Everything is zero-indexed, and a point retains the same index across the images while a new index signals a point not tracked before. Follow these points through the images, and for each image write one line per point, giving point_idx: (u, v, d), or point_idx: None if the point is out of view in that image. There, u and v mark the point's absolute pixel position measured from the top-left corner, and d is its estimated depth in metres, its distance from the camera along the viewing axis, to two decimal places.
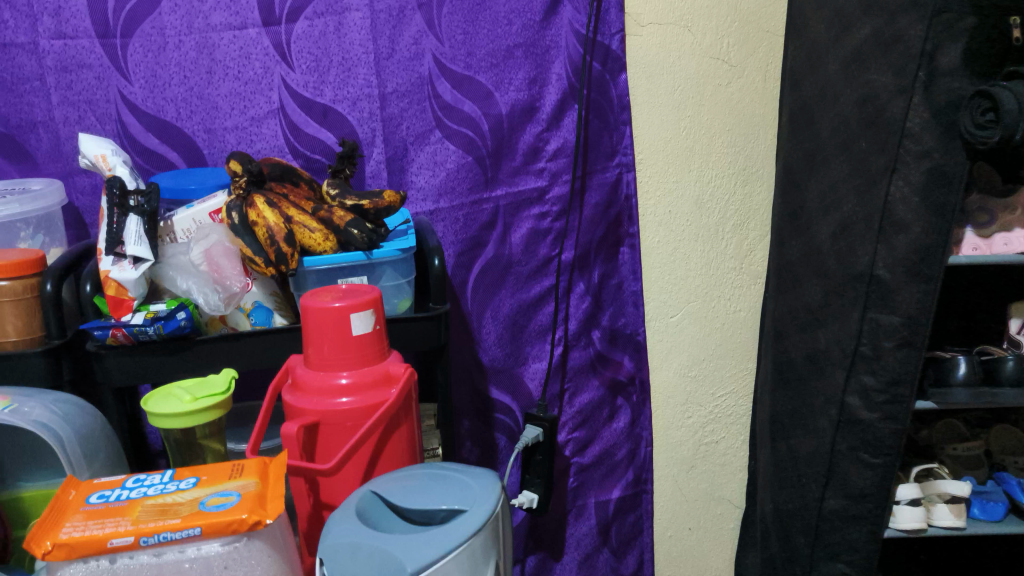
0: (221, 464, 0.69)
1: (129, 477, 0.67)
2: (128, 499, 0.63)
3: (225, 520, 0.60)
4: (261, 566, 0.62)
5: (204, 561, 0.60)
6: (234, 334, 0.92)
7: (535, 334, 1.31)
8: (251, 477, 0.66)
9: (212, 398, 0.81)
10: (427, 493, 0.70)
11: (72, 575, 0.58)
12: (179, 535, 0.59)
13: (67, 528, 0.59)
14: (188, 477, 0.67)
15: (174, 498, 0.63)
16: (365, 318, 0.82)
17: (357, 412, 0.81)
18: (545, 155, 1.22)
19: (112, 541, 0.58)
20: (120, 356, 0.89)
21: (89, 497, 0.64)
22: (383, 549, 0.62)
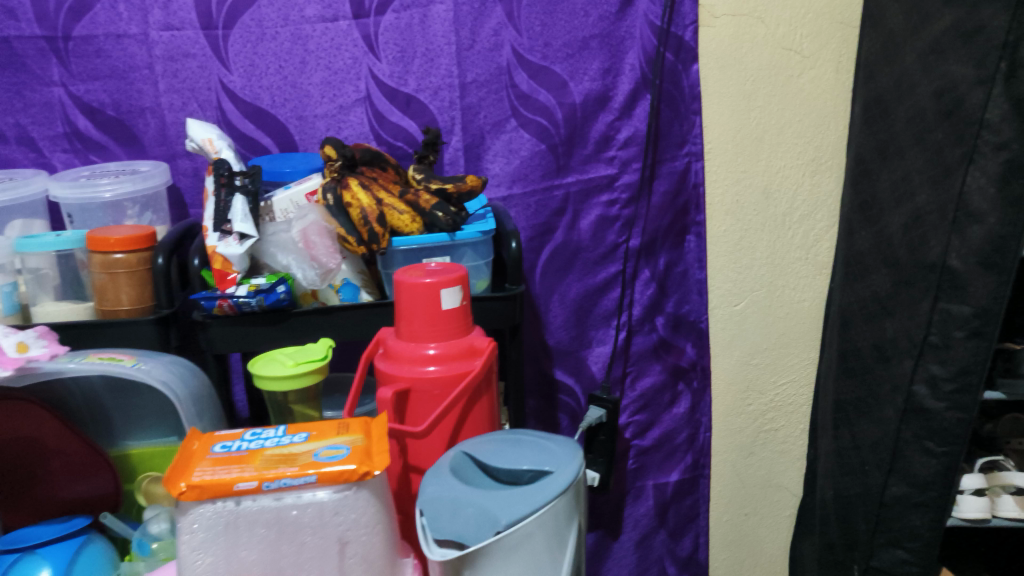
0: (327, 422, 0.75)
1: (246, 431, 0.74)
2: (248, 449, 0.69)
3: (338, 470, 0.66)
4: (367, 514, 0.68)
5: (317, 507, 0.66)
6: (327, 308, 0.98)
7: (600, 319, 1.32)
8: (357, 434, 0.72)
9: (312, 363, 0.86)
10: (515, 456, 0.75)
11: (203, 513, 0.65)
12: (297, 481, 0.65)
13: (198, 472, 0.66)
14: (299, 432, 0.73)
15: (290, 449, 0.69)
16: (453, 294, 0.87)
17: (444, 382, 0.86)
18: (616, 144, 1.25)
19: (238, 484, 0.64)
20: (224, 326, 0.96)
21: (213, 446, 0.70)
22: (478, 504, 0.67)
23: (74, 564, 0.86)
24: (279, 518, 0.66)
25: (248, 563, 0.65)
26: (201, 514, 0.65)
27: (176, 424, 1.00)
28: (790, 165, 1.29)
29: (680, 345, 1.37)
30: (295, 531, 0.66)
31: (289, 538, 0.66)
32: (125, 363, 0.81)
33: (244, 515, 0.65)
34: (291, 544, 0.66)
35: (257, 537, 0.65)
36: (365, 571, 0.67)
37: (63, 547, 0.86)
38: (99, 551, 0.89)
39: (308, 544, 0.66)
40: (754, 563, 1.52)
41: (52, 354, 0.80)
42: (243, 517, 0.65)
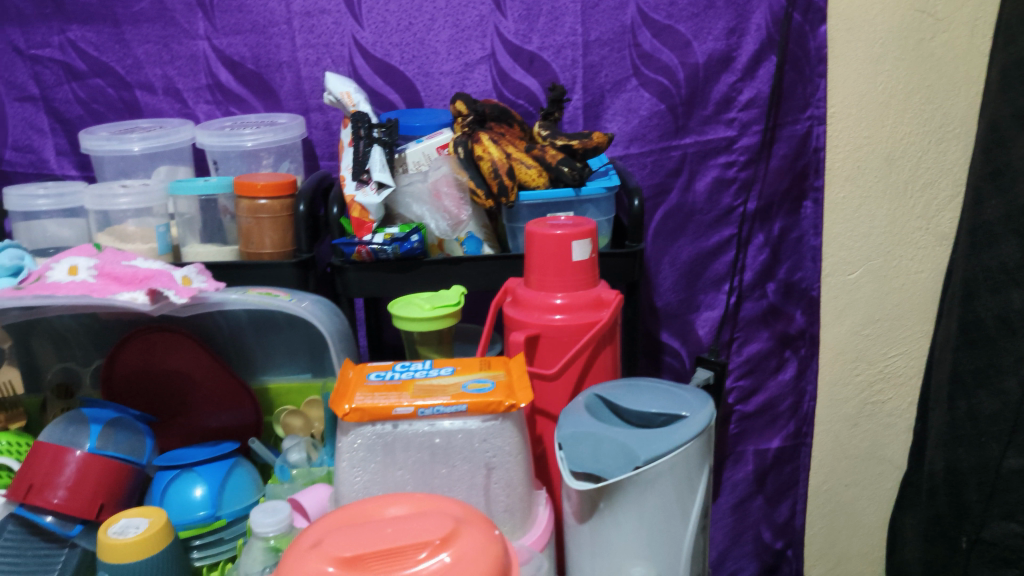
0: (469, 359, 0.79)
1: (395, 364, 0.79)
2: (401, 379, 0.74)
3: (487, 401, 0.69)
4: (512, 443, 0.71)
5: (467, 434, 0.70)
6: (455, 258, 1.01)
7: (710, 283, 1.33)
8: (499, 371, 0.76)
9: (448, 308, 0.90)
10: (646, 399, 0.77)
11: (364, 435, 0.70)
12: (449, 409, 0.69)
13: (358, 396, 0.71)
14: (445, 366, 0.77)
15: (439, 381, 0.74)
16: (583, 246, 0.89)
17: (571, 330, 0.89)
18: (737, 105, 1.24)
19: (396, 410, 0.69)
20: (360, 271, 1.01)
21: (368, 375, 0.75)
22: (616, 439, 0.70)
23: (225, 482, 0.93)
24: (432, 442, 0.70)
25: (405, 480, 0.71)
26: (363, 435, 0.70)
27: (307, 363, 1.06)
28: (918, 133, 1.25)
29: (790, 313, 1.36)
30: (446, 455, 0.70)
31: (441, 461, 0.70)
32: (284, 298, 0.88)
33: (401, 437, 0.70)
34: (443, 467, 0.70)
35: (413, 458, 0.70)
36: (509, 496, 0.71)
37: (215, 467, 0.94)
38: (246, 474, 0.96)
39: (457, 468, 0.70)
40: (851, 534, 1.49)
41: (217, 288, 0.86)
42: (400, 440, 0.70)
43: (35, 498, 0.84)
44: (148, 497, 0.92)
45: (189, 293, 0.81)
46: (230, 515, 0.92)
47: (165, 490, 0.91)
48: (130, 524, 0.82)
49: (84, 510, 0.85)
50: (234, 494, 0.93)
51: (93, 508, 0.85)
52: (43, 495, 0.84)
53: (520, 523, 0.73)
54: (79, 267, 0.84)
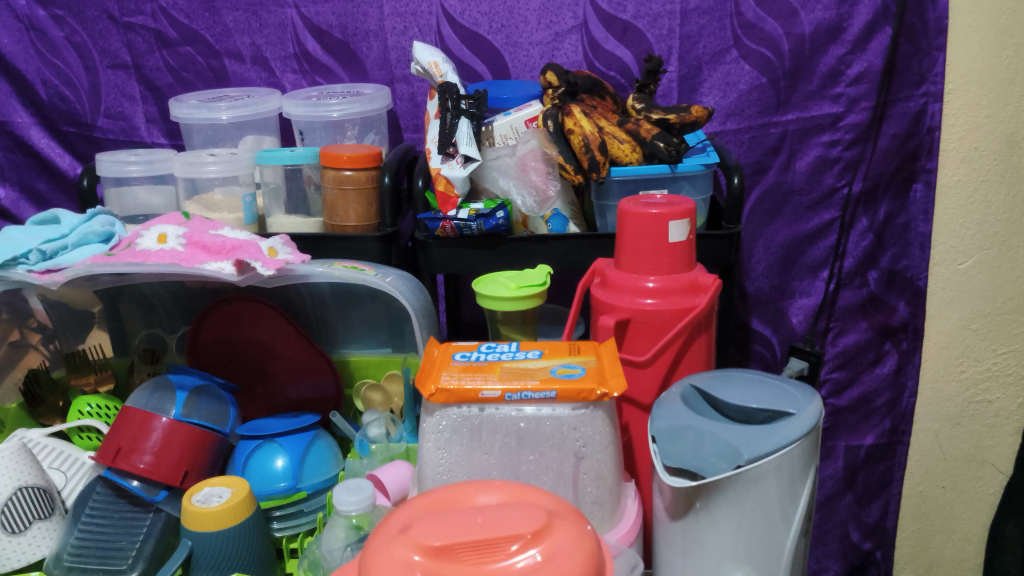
0: (558, 342, 0.76)
1: (481, 344, 0.76)
2: (487, 361, 0.71)
3: (578, 388, 0.66)
4: (603, 433, 0.67)
5: (556, 420, 0.67)
6: (541, 236, 0.97)
7: (807, 268, 1.26)
8: (590, 358, 0.72)
9: (534, 288, 0.87)
10: (747, 392, 0.72)
11: (448, 417, 0.68)
12: (538, 395, 0.66)
13: (444, 377, 0.68)
14: (533, 349, 0.74)
15: (527, 364, 0.70)
16: (680, 227, 0.85)
17: (663, 316, 0.84)
18: (845, 79, 1.16)
19: (482, 392, 0.66)
20: (443, 247, 0.98)
21: (454, 356, 0.73)
22: (715, 433, 0.66)
23: (306, 453, 0.92)
24: (520, 428, 0.67)
25: (491, 465, 0.68)
26: (447, 417, 0.68)
27: (388, 337, 1.04)
28: None
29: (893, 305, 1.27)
30: (534, 443, 0.67)
31: (528, 448, 0.67)
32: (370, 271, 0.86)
33: (487, 421, 0.67)
34: (531, 454, 0.67)
35: (499, 444, 0.67)
36: (598, 487, 0.68)
37: (296, 438, 0.93)
38: (326, 447, 0.95)
39: (545, 455, 0.67)
40: (947, 539, 1.38)
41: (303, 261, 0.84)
42: (486, 425, 0.68)
43: (122, 462, 0.84)
44: (231, 465, 0.92)
45: (276, 265, 0.79)
46: (310, 488, 0.91)
47: (247, 460, 0.91)
48: (213, 493, 0.82)
49: (169, 476, 0.85)
50: (315, 466, 0.92)
51: (177, 475, 0.86)
52: (131, 460, 0.85)
53: (609, 516, 0.69)
54: (169, 235, 0.83)
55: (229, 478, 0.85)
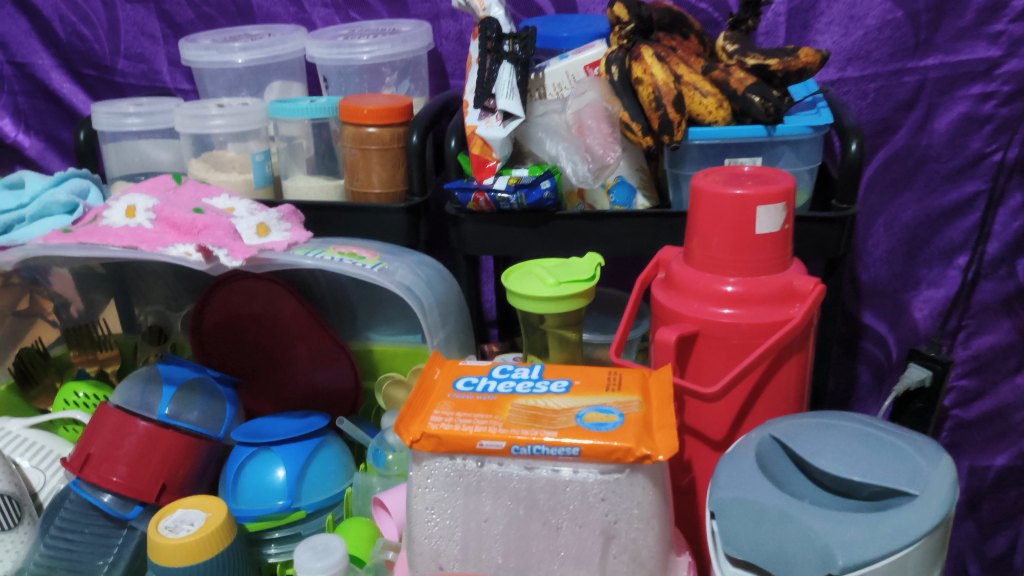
0: (597, 367, 0.58)
1: (497, 364, 0.59)
2: (496, 394, 0.54)
3: (610, 447, 0.48)
4: (644, 505, 0.50)
5: (579, 485, 0.49)
6: (597, 213, 0.79)
7: (938, 253, 1.03)
8: (635, 394, 0.54)
9: (576, 286, 0.69)
10: (851, 454, 0.53)
11: (438, 469, 0.52)
12: (555, 452, 0.49)
13: (434, 416, 0.52)
14: (561, 378, 0.56)
15: (548, 403, 0.53)
16: (771, 214, 0.64)
17: (743, 331, 0.65)
18: (1008, 13, 0.90)
19: (482, 443, 0.50)
20: (478, 223, 0.81)
21: (456, 382, 0.56)
22: (799, 522, 0.48)
23: (308, 465, 0.78)
24: (530, 491, 0.50)
25: (492, 537, 0.51)
26: (436, 469, 0.52)
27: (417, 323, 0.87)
28: None
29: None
30: (549, 513, 0.50)
31: (540, 519, 0.50)
32: (365, 263, 0.70)
33: (487, 478, 0.51)
34: (543, 526, 0.50)
35: (502, 512, 0.51)
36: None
37: (298, 446, 0.79)
38: (332, 457, 0.81)
39: (564, 531, 0.50)
40: None
41: (288, 245, 0.70)
42: (485, 484, 0.51)
43: (91, 472, 0.73)
44: (223, 474, 0.79)
45: (245, 253, 0.66)
46: (310, 507, 0.77)
47: (240, 470, 0.78)
48: (184, 519, 0.69)
49: (143, 492, 0.73)
50: (317, 481, 0.78)
51: (153, 490, 0.74)
52: (101, 470, 0.73)
53: None
54: (137, 208, 0.70)
55: (207, 499, 0.71)
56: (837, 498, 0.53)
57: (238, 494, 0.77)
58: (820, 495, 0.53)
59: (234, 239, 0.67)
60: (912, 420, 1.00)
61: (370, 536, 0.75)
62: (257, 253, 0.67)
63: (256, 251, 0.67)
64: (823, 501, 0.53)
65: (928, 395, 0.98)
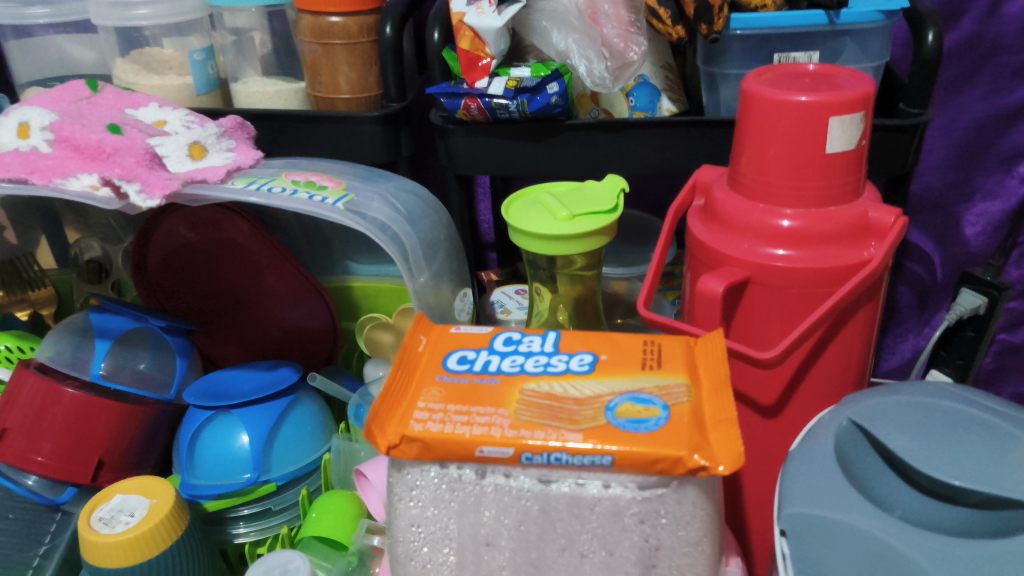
0: (627, 335, 0.45)
1: (499, 332, 0.46)
2: (500, 376, 0.42)
3: (653, 457, 0.36)
4: (696, 527, 0.38)
5: (612, 504, 0.37)
6: (616, 123, 0.64)
7: (999, 159, 0.88)
8: (682, 374, 0.41)
9: (597, 221, 0.56)
10: (960, 451, 0.41)
11: (425, 480, 0.40)
12: (580, 461, 0.37)
13: (419, 410, 0.39)
14: (584, 352, 0.44)
15: (569, 389, 0.41)
16: (845, 127, 0.50)
17: (804, 277, 0.52)
18: None
19: (482, 449, 0.38)
20: (470, 135, 0.66)
21: (447, 359, 0.44)
22: (894, 551, 0.37)
23: (277, 429, 0.67)
24: (546, 511, 0.38)
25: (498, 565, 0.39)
26: (423, 480, 0.40)
27: None
28: None
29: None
30: (573, 539, 0.38)
31: (559, 545, 0.38)
32: (327, 197, 0.59)
33: (490, 494, 0.39)
34: (562, 555, 0.38)
35: (510, 536, 0.39)
36: None
37: (264, 408, 0.67)
38: (304, 418, 0.69)
39: (592, 562, 0.38)
40: None
41: (225, 172, 0.61)
42: (489, 500, 0.39)
43: (8, 452, 0.61)
44: (177, 441, 0.67)
45: (162, 190, 0.57)
46: (281, 479, 0.66)
47: (196, 437, 0.66)
48: (122, 509, 0.57)
49: (75, 473, 0.62)
50: (289, 448, 0.67)
51: (87, 469, 0.63)
52: (21, 448, 0.61)
53: None
54: (30, 125, 0.60)
55: (149, 481, 0.60)
56: (941, 507, 0.41)
57: (195, 466, 0.66)
58: (919, 502, 0.41)
59: (148, 169, 0.59)
60: (965, 342, 0.85)
61: (355, 513, 0.65)
62: (182, 187, 0.59)
63: (180, 185, 0.59)
64: (924, 510, 0.41)
65: (983, 320, 0.84)
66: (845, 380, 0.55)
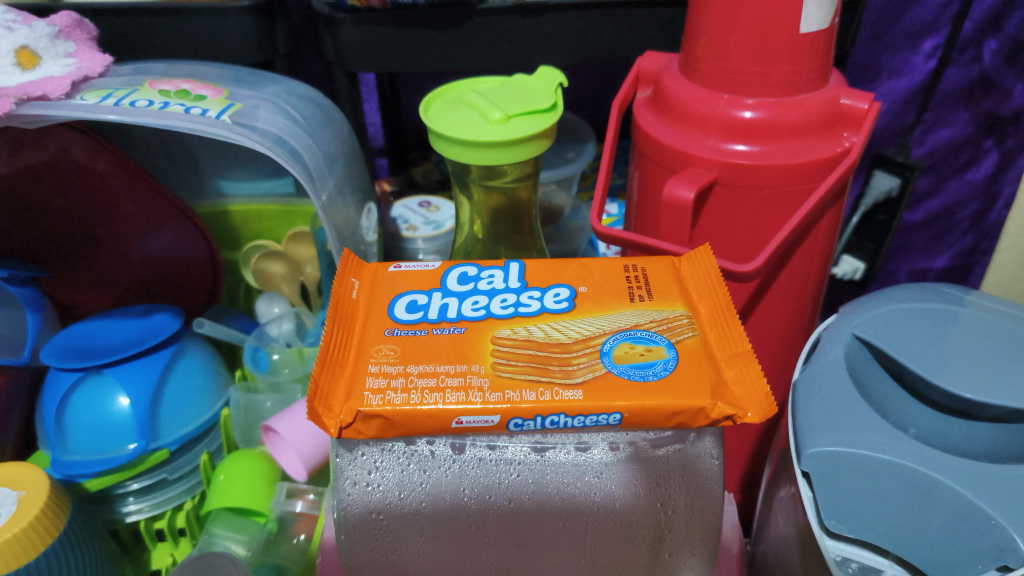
0: (603, 263, 0.39)
1: (449, 268, 0.40)
2: (462, 322, 0.35)
3: (672, 409, 0.31)
4: (704, 484, 0.37)
5: (614, 461, 0.36)
6: (535, 5, 0.54)
7: (903, 36, 0.74)
8: (677, 304, 0.36)
9: (537, 124, 0.48)
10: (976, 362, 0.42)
11: (396, 467, 0.36)
12: (582, 421, 0.32)
13: (373, 375, 0.33)
14: (559, 286, 0.38)
15: (552, 332, 0.34)
16: (821, 3, 0.44)
17: (768, 175, 0.46)
18: None
19: (460, 419, 0.31)
20: (365, 25, 0.55)
21: (394, 308, 0.37)
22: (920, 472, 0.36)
23: (162, 387, 0.55)
24: (542, 483, 0.37)
25: (489, 537, 0.38)
26: (394, 467, 0.36)
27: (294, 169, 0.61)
28: None
29: (1009, 87, 0.74)
30: (576, 503, 0.37)
31: (559, 514, 0.37)
32: (208, 109, 0.48)
33: (475, 471, 0.36)
34: (562, 525, 0.37)
35: (500, 513, 0.37)
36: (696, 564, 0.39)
37: (144, 363, 0.55)
38: (195, 368, 0.58)
39: (597, 526, 0.37)
40: None
41: (70, 83, 0.49)
42: (472, 477, 0.37)
43: None
44: (41, 416, 0.55)
45: None
46: (175, 444, 0.55)
47: (60, 408, 0.53)
48: None
49: None
50: (178, 407, 0.56)
51: None
52: None
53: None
54: None
55: (16, 469, 0.49)
56: (954, 423, 0.43)
57: (67, 438, 0.53)
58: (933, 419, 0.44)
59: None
60: (870, 231, 0.70)
61: (268, 474, 0.54)
62: (17, 107, 0.46)
63: (14, 104, 0.46)
64: (936, 428, 0.44)
65: (892, 204, 0.68)
66: (809, 283, 0.51)
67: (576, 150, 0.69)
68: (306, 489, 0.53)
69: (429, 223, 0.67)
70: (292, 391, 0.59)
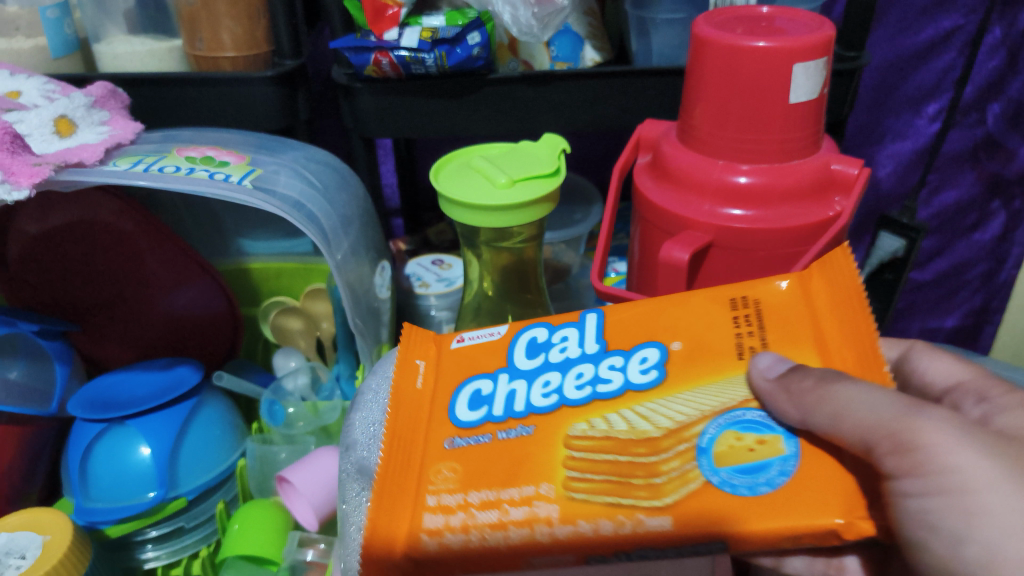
0: (699, 314, 0.43)
1: (517, 339, 0.45)
2: (528, 415, 0.41)
3: (800, 531, 0.32)
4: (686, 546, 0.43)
5: None
6: (543, 75, 0.57)
7: (906, 100, 0.76)
8: (811, 358, 0.39)
9: (541, 188, 0.51)
10: None
11: None
12: (673, 551, 0.34)
13: (432, 510, 0.38)
14: (644, 348, 0.42)
15: (635, 427, 0.38)
16: (809, 75, 0.46)
17: (767, 238, 0.49)
18: None
19: (530, 558, 0.36)
20: (382, 94, 0.58)
21: (457, 411, 0.43)
22: None
23: (182, 439, 0.57)
24: None
25: None
26: None
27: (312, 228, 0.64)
28: None
29: (1014, 148, 0.75)
30: None
31: None
32: (231, 175, 0.52)
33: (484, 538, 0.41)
34: None
35: None
36: None
37: (165, 415, 0.57)
38: (214, 419, 0.60)
39: None
40: None
41: (104, 150, 0.52)
42: None
43: None
44: (66, 464, 0.57)
45: (32, 178, 0.47)
46: (193, 493, 0.57)
47: (85, 458, 0.56)
48: (10, 552, 0.49)
49: None
50: (197, 458, 0.58)
51: None
52: None
53: None
54: None
55: (43, 515, 0.51)
56: None
57: (90, 487, 0.55)
58: None
59: (10, 154, 0.48)
60: (877, 290, 0.70)
61: (280, 524, 0.56)
62: (56, 173, 0.49)
63: (53, 171, 0.49)
64: None
65: (898, 263, 0.68)
66: None
67: (584, 212, 0.71)
68: (317, 539, 0.55)
69: (442, 280, 0.69)
70: (307, 444, 0.60)
